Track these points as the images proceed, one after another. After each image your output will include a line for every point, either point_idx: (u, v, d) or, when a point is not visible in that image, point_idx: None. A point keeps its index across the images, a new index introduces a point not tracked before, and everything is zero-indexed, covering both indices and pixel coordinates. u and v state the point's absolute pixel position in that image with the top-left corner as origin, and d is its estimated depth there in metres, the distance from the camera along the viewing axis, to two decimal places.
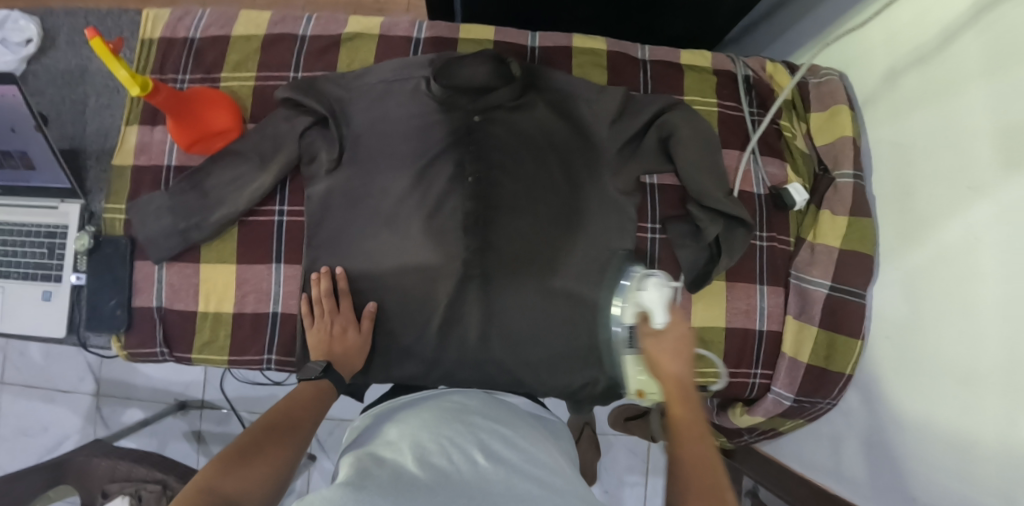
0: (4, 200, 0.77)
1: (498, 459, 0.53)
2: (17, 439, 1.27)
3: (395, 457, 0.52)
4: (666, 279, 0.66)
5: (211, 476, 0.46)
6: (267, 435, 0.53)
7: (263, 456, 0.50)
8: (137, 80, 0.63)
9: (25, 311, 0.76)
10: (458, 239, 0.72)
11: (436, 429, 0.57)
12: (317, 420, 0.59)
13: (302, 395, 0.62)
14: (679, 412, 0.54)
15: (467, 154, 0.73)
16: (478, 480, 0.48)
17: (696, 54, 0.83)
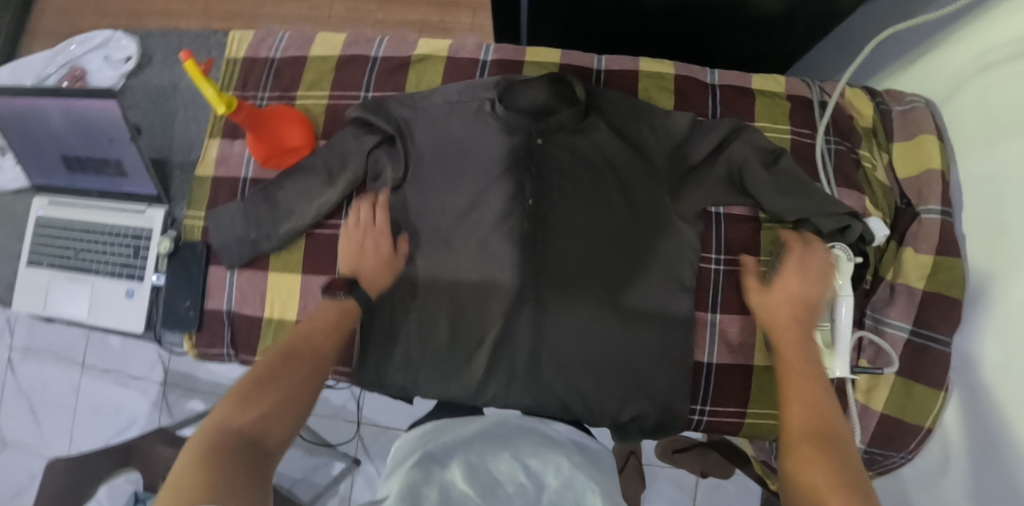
0: (101, 202, 0.84)
1: (539, 482, 0.52)
2: (92, 419, 1.37)
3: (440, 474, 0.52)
4: (851, 253, 0.67)
5: (220, 415, 0.47)
6: (280, 362, 0.53)
7: (279, 386, 0.51)
8: (222, 99, 0.67)
9: (111, 306, 0.82)
10: (512, 261, 0.72)
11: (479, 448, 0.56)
12: (337, 348, 0.58)
13: (327, 316, 0.61)
14: (785, 331, 0.58)
15: (527, 176, 0.73)
16: None
17: (768, 79, 0.80)
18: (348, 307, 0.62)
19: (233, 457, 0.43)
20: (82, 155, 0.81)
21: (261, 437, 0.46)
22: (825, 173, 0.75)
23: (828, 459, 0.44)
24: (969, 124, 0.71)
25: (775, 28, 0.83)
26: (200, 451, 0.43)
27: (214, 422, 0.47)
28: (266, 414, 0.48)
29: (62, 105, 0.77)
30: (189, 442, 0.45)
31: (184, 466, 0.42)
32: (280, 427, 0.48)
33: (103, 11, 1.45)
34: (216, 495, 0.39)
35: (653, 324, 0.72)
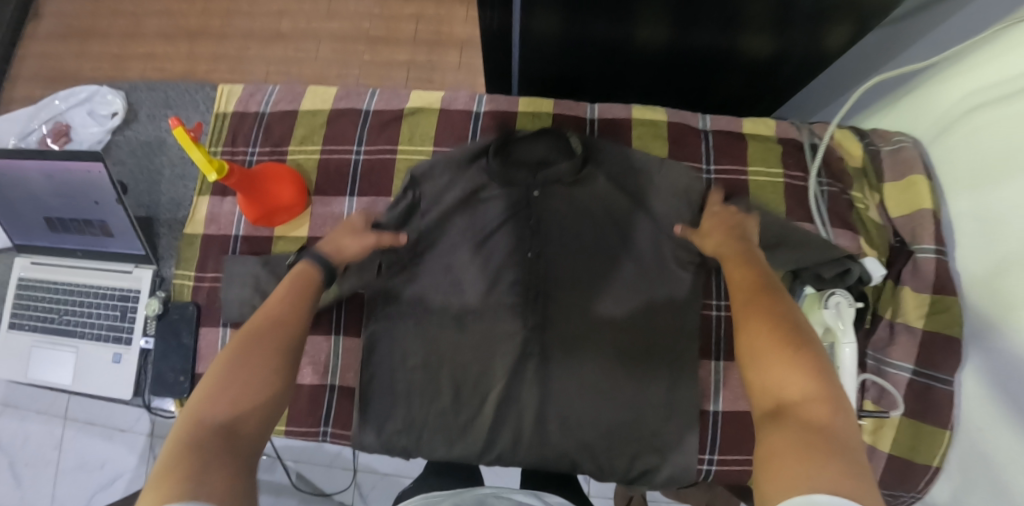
0: (86, 264, 0.82)
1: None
2: (75, 475, 1.31)
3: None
4: (852, 299, 0.68)
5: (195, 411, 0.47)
6: (248, 341, 0.54)
7: (254, 375, 0.51)
8: (211, 164, 0.65)
9: (96, 373, 0.79)
10: (514, 316, 0.72)
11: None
12: (309, 309, 0.60)
13: (289, 289, 0.61)
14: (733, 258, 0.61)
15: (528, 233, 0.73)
16: None
17: (759, 123, 0.81)
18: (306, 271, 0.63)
19: (219, 448, 0.45)
20: (65, 216, 0.79)
21: (242, 423, 0.48)
22: (819, 217, 0.76)
23: (773, 332, 0.51)
24: (959, 166, 0.73)
25: (764, 71, 0.85)
26: (179, 446, 0.44)
27: (192, 415, 0.47)
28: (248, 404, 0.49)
29: (46, 168, 0.75)
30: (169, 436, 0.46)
31: (164, 468, 0.42)
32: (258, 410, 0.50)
33: (84, 54, 1.43)
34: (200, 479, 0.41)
35: (660, 375, 0.71)
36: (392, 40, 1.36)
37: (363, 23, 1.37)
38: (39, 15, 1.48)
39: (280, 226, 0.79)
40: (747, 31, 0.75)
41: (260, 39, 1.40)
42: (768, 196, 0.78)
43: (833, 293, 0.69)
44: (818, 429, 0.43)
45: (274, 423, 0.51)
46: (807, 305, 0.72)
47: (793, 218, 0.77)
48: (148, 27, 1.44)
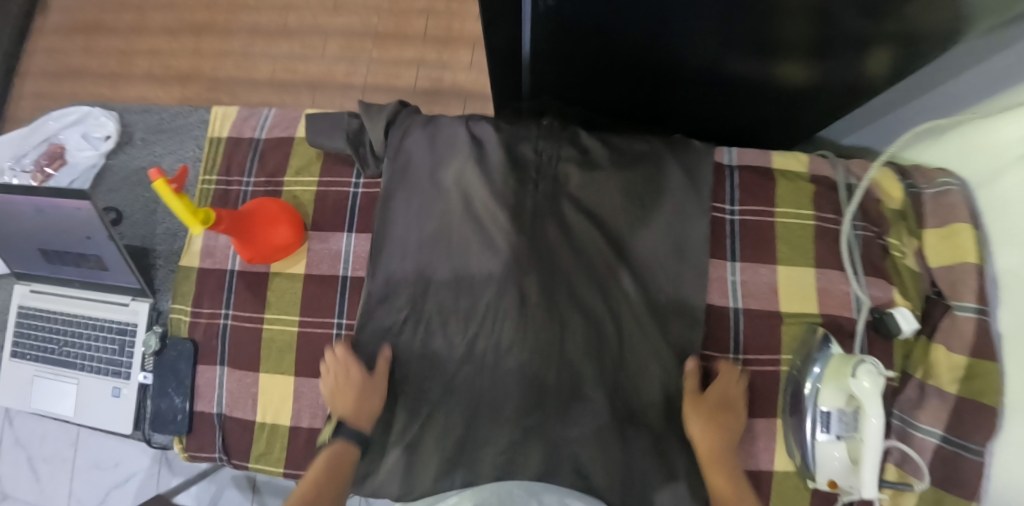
0: (83, 296, 0.80)
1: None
2: (90, 471, 1.38)
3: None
4: (882, 369, 0.62)
5: None
6: None
7: None
8: (192, 215, 0.61)
9: (98, 406, 0.79)
10: (505, 243, 0.73)
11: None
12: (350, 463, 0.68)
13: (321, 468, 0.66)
14: (698, 430, 0.67)
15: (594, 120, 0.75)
16: None
17: (790, 157, 0.74)
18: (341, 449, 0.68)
19: None
20: (58, 248, 0.76)
21: None
22: (850, 268, 0.69)
23: None
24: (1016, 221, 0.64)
25: (800, 98, 0.77)
26: None
27: None
28: None
29: (35, 202, 0.72)
30: None
31: None
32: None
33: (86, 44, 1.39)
34: None
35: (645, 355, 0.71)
36: (400, 38, 1.31)
37: (371, 19, 1.32)
38: (49, 11, 1.47)
39: (277, 263, 0.76)
40: (785, 57, 0.66)
41: (265, 36, 1.35)
42: (795, 239, 0.72)
43: (861, 360, 0.62)
44: None
45: None
46: (830, 368, 0.66)
47: (820, 265, 0.72)
48: (153, 23, 1.40)
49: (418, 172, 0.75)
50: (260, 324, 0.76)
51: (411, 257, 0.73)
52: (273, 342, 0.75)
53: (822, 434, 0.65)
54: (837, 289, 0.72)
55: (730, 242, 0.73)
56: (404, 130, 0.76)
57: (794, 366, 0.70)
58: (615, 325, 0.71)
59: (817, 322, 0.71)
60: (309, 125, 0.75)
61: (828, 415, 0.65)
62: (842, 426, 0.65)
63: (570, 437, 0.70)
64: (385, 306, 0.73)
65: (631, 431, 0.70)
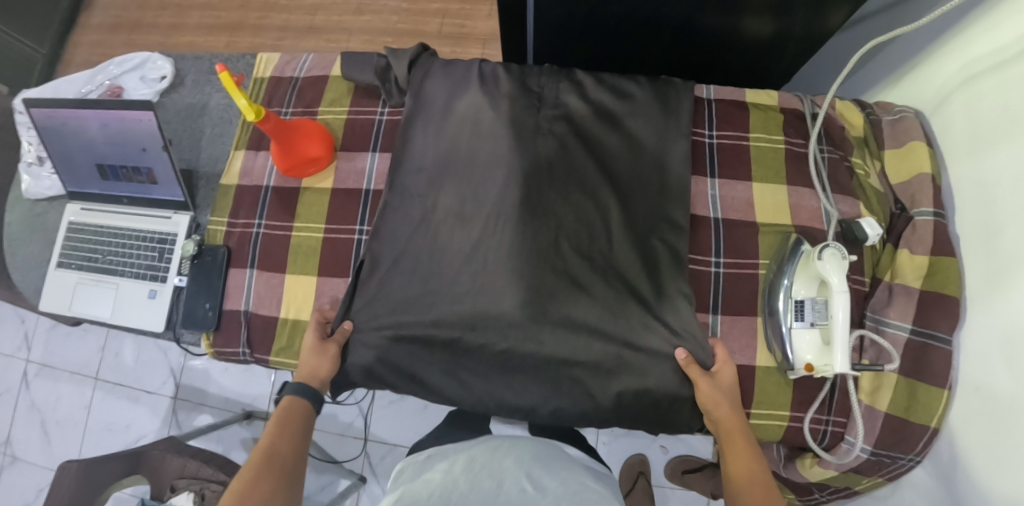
0: (131, 210, 0.89)
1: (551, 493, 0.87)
2: (101, 436, 1.34)
3: (434, 487, 0.89)
4: (845, 253, 0.69)
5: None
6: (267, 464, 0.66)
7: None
8: (255, 109, 0.71)
9: (136, 306, 0.86)
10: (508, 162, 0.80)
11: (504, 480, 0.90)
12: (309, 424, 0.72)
13: (283, 420, 0.70)
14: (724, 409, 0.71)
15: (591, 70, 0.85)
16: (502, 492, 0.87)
17: (762, 93, 0.84)
18: (291, 403, 0.72)
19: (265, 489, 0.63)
20: (115, 163, 0.85)
21: None
22: (819, 183, 0.78)
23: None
24: (960, 136, 0.73)
25: (767, 53, 0.86)
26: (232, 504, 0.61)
27: None
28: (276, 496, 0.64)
29: (102, 117, 0.82)
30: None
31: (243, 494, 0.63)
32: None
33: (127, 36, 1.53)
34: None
35: (632, 268, 0.77)
36: (418, 33, 1.46)
37: (391, 17, 1.48)
38: (94, 9, 1.62)
39: (308, 179, 0.84)
40: (750, 12, 0.76)
41: (294, 33, 1.51)
42: (768, 161, 0.81)
43: (825, 247, 0.70)
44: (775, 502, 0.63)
45: None
46: (801, 261, 0.73)
47: (792, 183, 0.80)
48: (191, 20, 1.56)
49: (434, 104, 0.84)
50: (289, 232, 0.84)
51: (424, 174, 0.82)
52: (299, 247, 0.83)
53: (796, 322, 0.72)
54: (808, 204, 0.80)
55: (710, 162, 0.82)
56: (421, 70, 0.85)
57: (771, 270, 0.77)
58: (607, 236, 0.79)
59: (791, 231, 0.78)
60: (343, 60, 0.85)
61: (801, 303, 0.72)
62: (815, 314, 0.71)
63: (557, 340, 0.75)
64: (401, 213, 0.81)
65: (619, 332, 0.75)
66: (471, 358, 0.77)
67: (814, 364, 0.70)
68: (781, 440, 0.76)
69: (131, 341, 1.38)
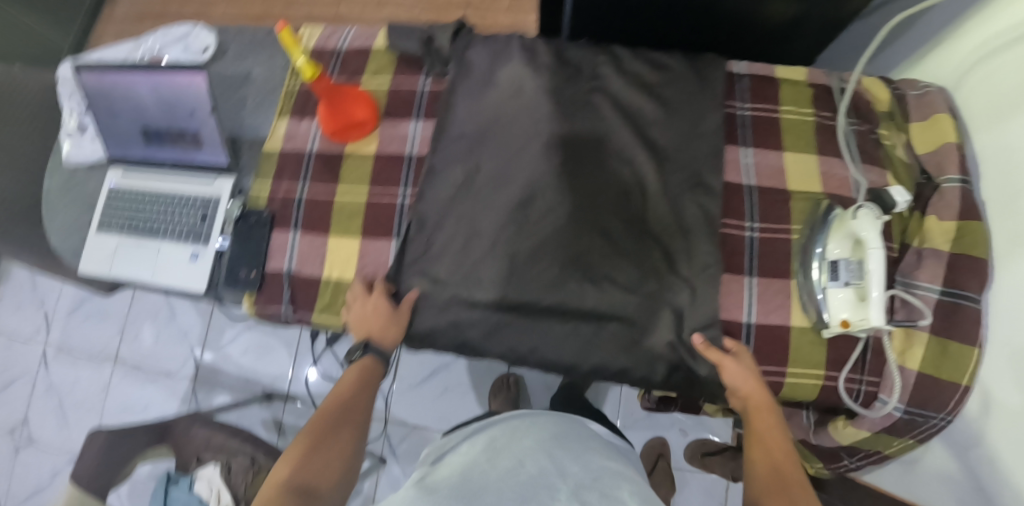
0: (173, 174, 0.90)
1: (573, 479, 0.78)
2: (119, 416, 1.33)
3: (451, 473, 0.84)
4: (878, 212, 0.71)
5: (298, 470, 0.64)
6: (337, 417, 0.71)
7: (325, 465, 0.66)
8: (312, 68, 0.73)
9: (178, 268, 0.87)
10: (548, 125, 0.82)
11: (525, 458, 0.82)
12: (377, 383, 0.77)
13: (353, 377, 0.76)
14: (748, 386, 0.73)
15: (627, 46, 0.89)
16: (529, 472, 0.78)
17: (791, 69, 0.88)
18: (370, 362, 0.77)
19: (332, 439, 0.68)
20: (160, 127, 0.87)
21: (316, 482, 0.64)
22: (848, 152, 0.81)
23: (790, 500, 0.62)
24: (982, 106, 0.76)
25: (790, 35, 0.90)
26: (303, 448, 0.67)
27: (278, 476, 0.64)
28: (342, 448, 0.69)
29: (152, 81, 0.84)
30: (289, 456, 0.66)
31: (307, 441, 0.67)
32: (332, 477, 0.66)
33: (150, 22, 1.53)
34: (323, 465, 0.66)
35: (668, 230, 0.80)
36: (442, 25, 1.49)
37: (415, 10, 1.51)
38: None
39: (352, 144, 0.86)
40: None
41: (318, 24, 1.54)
42: (798, 132, 0.84)
43: (859, 207, 0.73)
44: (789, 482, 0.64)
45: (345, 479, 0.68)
46: (835, 224, 0.75)
47: (822, 153, 0.83)
48: (216, 12, 1.58)
49: (474, 74, 0.86)
50: (332, 196, 0.85)
51: (466, 141, 0.84)
52: (343, 209, 0.85)
53: (831, 282, 0.74)
54: (838, 173, 0.83)
55: (743, 132, 0.85)
56: (461, 44, 0.88)
57: (804, 234, 0.80)
58: (642, 201, 0.81)
59: (822, 198, 0.81)
60: (387, 32, 0.88)
61: (836, 264, 0.74)
62: (849, 274, 0.73)
63: (596, 301, 0.77)
64: (444, 176, 0.83)
65: (656, 292, 0.78)
66: (511, 316, 0.78)
67: (850, 320, 0.72)
68: (815, 399, 0.78)
69: (149, 323, 1.36)
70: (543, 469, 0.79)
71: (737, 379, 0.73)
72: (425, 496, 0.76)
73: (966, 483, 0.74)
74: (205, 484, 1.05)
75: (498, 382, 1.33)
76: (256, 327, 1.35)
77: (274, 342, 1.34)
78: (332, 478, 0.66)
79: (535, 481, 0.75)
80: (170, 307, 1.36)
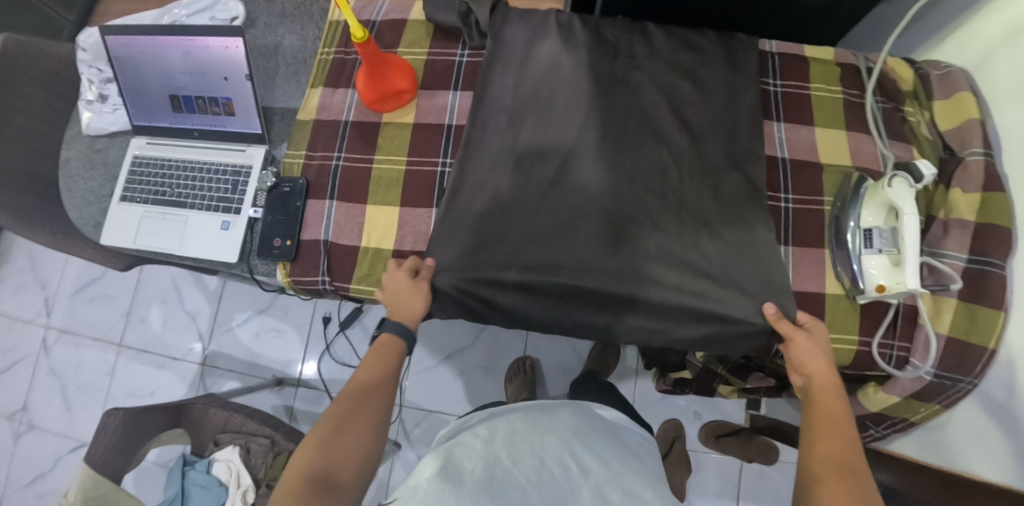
0: (203, 143, 0.88)
1: (594, 476, 0.74)
2: (124, 402, 1.29)
3: (471, 458, 0.72)
4: (914, 180, 0.73)
5: (318, 460, 0.61)
6: (357, 403, 0.67)
7: (345, 454, 0.62)
8: (363, 30, 0.72)
9: (208, 237, 0.85)
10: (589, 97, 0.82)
11: (548, 456, 0.75)
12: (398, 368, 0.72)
13: (372, 363, 0.71)
14: (815, 365, 0.71)
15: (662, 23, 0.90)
16: (557, 477, 0.72)
17: (819, 49, 0.91)
18: (390, 344, 0.73)
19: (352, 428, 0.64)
20: (191, 93, 0.85)
21: (337, 470, 0.61)
22: (877, 127, 0.84)
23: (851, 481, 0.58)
24: (1004, 85, 0.80)
25: (820, 14, 0.93)
26: (322, 437, 0.63)
27: (297, 466, 0.61)
28: (363, 435, 0.65)
29: (185, 44, 0.82)
30: (305, 447, 0.62)
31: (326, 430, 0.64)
32: (353, 465, 0.62)
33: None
34: (344, 454, 0.62)
35: (710, 200, 0.80)
36: None
37: None
38: None
39: (389, 114, 0.86)
40: None
41: None
42: (828, 108, 0.87)
43: (894, 176, 0.75)
44: (849, 464, 0.60)
45: (367, 469, 0.64)
46: (868, 193, 0.78)
47: (850, 128, 0.86)
48: None
49: (513, 45, 0.86)
50: (370, 165, 0.85)
51: (506, 112, 0.84)
52: (381, 179, 0.84)
53: (865, 249, 0.77)
54: (866, 147, 0.85)
55: (775, 108, 0.87)
56: (500, 17, 0.87)
57: (836, 205, 0.82)
58: (682, 170, 0.81)
59: (851, 171, 0.84)
60: (425, 3, 0.88)
61: (869, 232, 0.77)
62: (882, 241, 0.76)
63: (636, 267, 0.78)
64: (485, 147, 0.83)
65: (699, 259, 0.78)
66: (551, 284, 0.78)
67: (885, 285, 0.74)
68: (848, 365, 0.80)
69: (157, 306, 1.32)
70: (567, 470, 0.74)
71: (801, 357, 0.71)
72: (452, 488, 0.65)
73: (991, 444, 0.77)
74: (224, 466, 1.02)
75: (514, 365, 1.33)
76: (267, 311, 1.32)
77: (286, 325, 1.31)
78: (355, 468, 0.62)
79: (563, 493, 0.70)
80: (178, 289, 1.33)
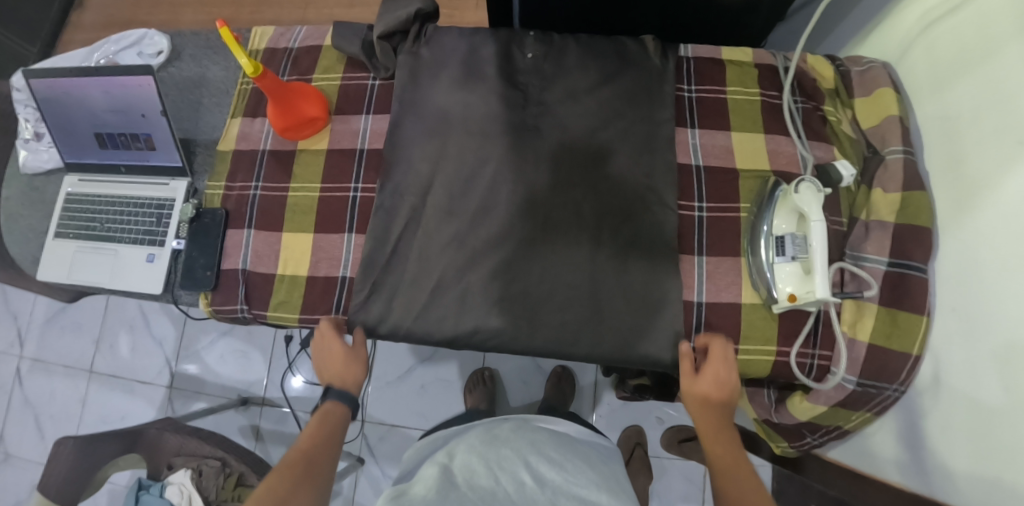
0: (129, 178, 0.91)
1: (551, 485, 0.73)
2: (97, 427, 1.33)
3: (424, 487, 0.72)
4: (820, 186, 0.71)
5: None
6: (301, 476, 0.68)
7: None
8: (255, 65, 0.73)
9: (135, 270, 0.87)
10: (498, 116, 0.82)
11: (501, 470, 0.75)
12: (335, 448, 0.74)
13: (313, 430, 0.75)
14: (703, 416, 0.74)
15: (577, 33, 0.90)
16: (516, 495, 0.71)
17: (737, 51, 0.89)
18: (331, 409, 0.78)
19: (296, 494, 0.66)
20: (114, 131, 0.88)
21: None
22: (794, 130, 0.81)
23: None
24: (923, 78, 0.77)
25: (741, 14, 0.90)
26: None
27: None
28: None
29: (102, 84, 0.84)
30: None
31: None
32: None
33: None
34: None
35: (628, 238, 0.79)
36: None
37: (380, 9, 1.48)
38: (85, 9, 1.59)
39: (303, 141, 0.87)
40: None
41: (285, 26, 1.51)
42: (745, 111, 0.85)
43: (801, 181, 0.72)
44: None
45: None
46: (778, 201, 0.76)
47: (768, 131, 0.84)
48: (183, 16, 1.54)
49: (421, 65, 0.86)
50: (286, 192, 0.86)
51: (415, 133, 0.84)
52: (296, 206, 0.85)
53: (778, 257, 0.74)
54: (785, 150, 0.83)
55: (690, 113, 0.86)
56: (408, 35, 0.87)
57: (752, 212, 0.80)
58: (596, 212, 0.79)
59: (769, 176, 0.82)
60: (335, 29, 0.89)
61: (781, 239, 0.74)
62: (796, 248, 0.73)
63: (556, 316, 0.77)
64: (395, 169, 0.83)
65: (615, 301, 0.77)
66: (464, 332, 0.77)
67: (795, 294, 0.72)
68: (768, 375, 0.79)
69: (125, 332, 1.37)
70: (519, 484, 0.73)
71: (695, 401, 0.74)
72: None
73: (919, 453, 0.74)
74: (176, 489, 1.03)
75: (474, 377, 1.34)
76: (230, 333, 1.35)
77: (249, 346, 1.34)
78: None
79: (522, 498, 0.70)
80: (144, 315, 1.37)
